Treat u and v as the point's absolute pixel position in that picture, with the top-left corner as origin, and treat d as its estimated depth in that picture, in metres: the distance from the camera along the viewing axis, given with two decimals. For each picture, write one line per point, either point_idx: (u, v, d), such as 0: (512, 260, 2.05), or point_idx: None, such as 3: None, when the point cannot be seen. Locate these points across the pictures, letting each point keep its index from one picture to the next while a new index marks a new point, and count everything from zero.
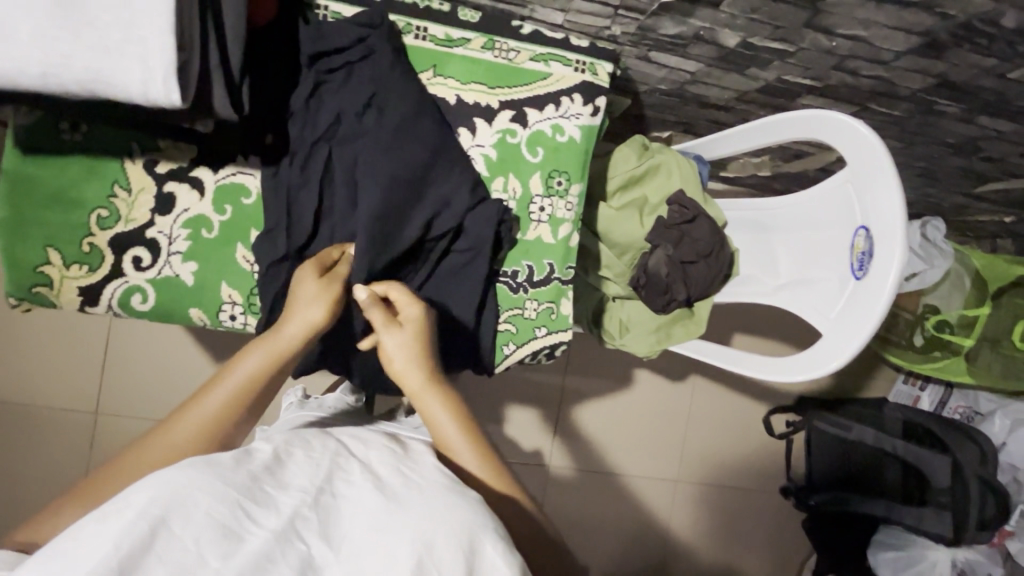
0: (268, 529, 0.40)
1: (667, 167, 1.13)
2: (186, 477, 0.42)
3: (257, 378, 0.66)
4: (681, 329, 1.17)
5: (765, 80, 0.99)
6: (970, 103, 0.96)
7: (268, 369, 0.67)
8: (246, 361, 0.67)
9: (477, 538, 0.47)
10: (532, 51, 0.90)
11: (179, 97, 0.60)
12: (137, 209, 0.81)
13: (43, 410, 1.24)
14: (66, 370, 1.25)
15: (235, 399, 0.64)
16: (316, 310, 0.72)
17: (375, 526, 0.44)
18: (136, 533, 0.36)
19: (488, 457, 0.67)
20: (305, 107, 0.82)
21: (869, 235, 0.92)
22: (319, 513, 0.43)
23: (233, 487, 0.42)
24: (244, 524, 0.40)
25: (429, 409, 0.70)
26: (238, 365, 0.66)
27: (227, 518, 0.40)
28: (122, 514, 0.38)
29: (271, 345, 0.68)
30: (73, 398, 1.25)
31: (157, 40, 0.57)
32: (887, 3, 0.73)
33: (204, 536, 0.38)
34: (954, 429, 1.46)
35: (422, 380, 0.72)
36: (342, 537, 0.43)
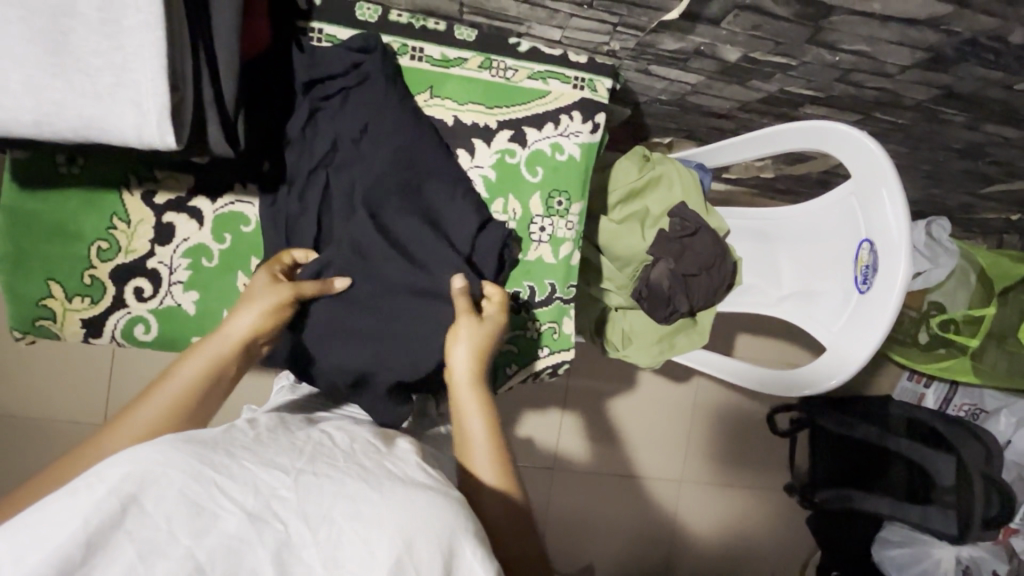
0: (242, 509, 0.41)
1: (668, 177, 1.12)
2: (158, 452, 0.42)
3: (196, 392, 0.63)
4: (685, 338, 1.16)
5: (766, 91, 0.97)
6: (976, 112, 0.95)
7: (207, 380, 0.65)
8: (185, 372, 0.64)
9: (457, 539, 0.45)
10: (530, 68, 0.88)
11: (173, 139, 0.59)
12: (136, 240, 0.81)
13: (49, 424, 1.25)
14: (72, 384, 1.26)
15: (166, 415, 0.60)
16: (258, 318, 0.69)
17: (350, 517, 0.42)
18: (106, 508, 0.38)
19: (503, 459, 0.67)
20: (302, 134, 0.81)
21: (873, 248, 0.91)
22: (298, 492, 0.43)
23: (207, 464, 0.42)
24: (217, 503, 0.41)
25: (465, 408, 0.69)
26: (177, 374, 0.63)
27: (199, 495, 0.40)
28: (93, 489, 0.39)
29: (208, 356, 0.66)
30: (79, 411, 1.26)
31: (148, 83, 0.57)
32: (891, 20, 0.71)
33: (175, 515, 0.39)
34: (962, 429, 1.43)
35: (469, 377, 0.72)
36: (320, 517, 0.42)
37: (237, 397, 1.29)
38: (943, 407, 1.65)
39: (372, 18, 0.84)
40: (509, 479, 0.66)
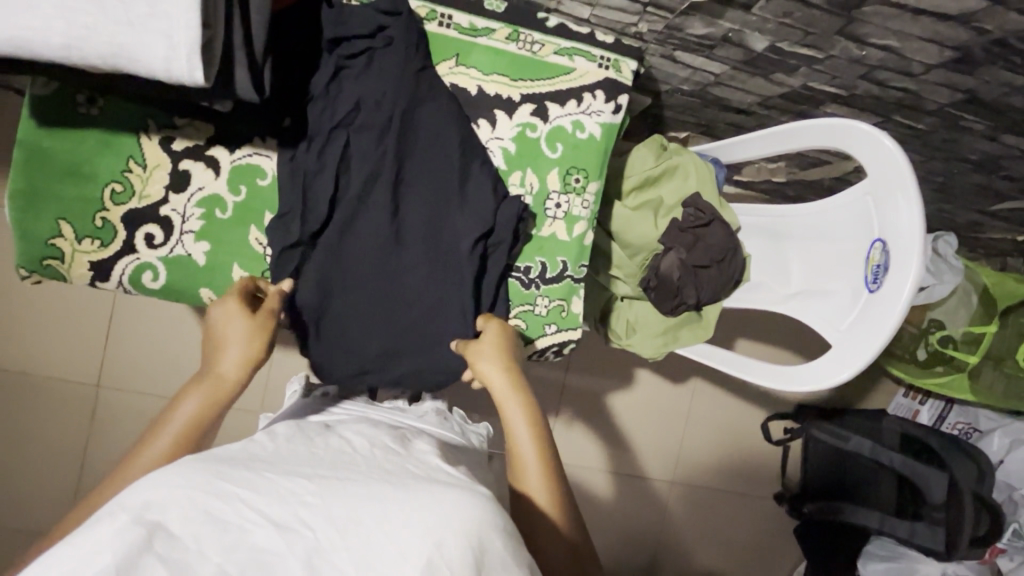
0: (269, 521, 0.40)
1: (684, 168, 1.12)
2: (184, 476, 0.42)
3: (197, 423, 0.64)
4: (689, 332, 1.16)
5: (790, 87, 0.97)
6: (996, 121, 0.95)
7: (207, 412, 0.66)
8: (184, 407, 0.65)
9: (487, 538, 0.44)
10: (558, 45, 0.89)
11: (202, 76, 0.59)
12: (151, 186, 0.81)
13: (43, 378, 1.24)
14: (68, 340, 1.25)
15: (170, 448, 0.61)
16: (250, 349, 0.71)
17: (381, 518, 0.42)
18: (132, 535, 0.37)
19: (550, 464, 0.68)
20: (325, 92, 0.80)
21: (886, 247, 0.91)
22: (323, 497, 0.43)
23: (232, 482, 0.42)
24: (243, 518, 0.40)
25: (509, 418, 0.71)
26: (177, 411, 0.65)
27: (225, 513, 0.40)
28: (116, 517, 0.38)
29: (206, 388, 0.67)
30: (73, 368, 1.25)
31: (182, 15, 0.56)
32: (922, 14, 0.71)
33: (203, 533, 0.39)
34: (955, 448, 1.45)
35: (507, 385, 0.74)
36: (349, 521, 0.41)
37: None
38: (937, 425, 1.66)
39: None
40: (557, 488, 0.67)
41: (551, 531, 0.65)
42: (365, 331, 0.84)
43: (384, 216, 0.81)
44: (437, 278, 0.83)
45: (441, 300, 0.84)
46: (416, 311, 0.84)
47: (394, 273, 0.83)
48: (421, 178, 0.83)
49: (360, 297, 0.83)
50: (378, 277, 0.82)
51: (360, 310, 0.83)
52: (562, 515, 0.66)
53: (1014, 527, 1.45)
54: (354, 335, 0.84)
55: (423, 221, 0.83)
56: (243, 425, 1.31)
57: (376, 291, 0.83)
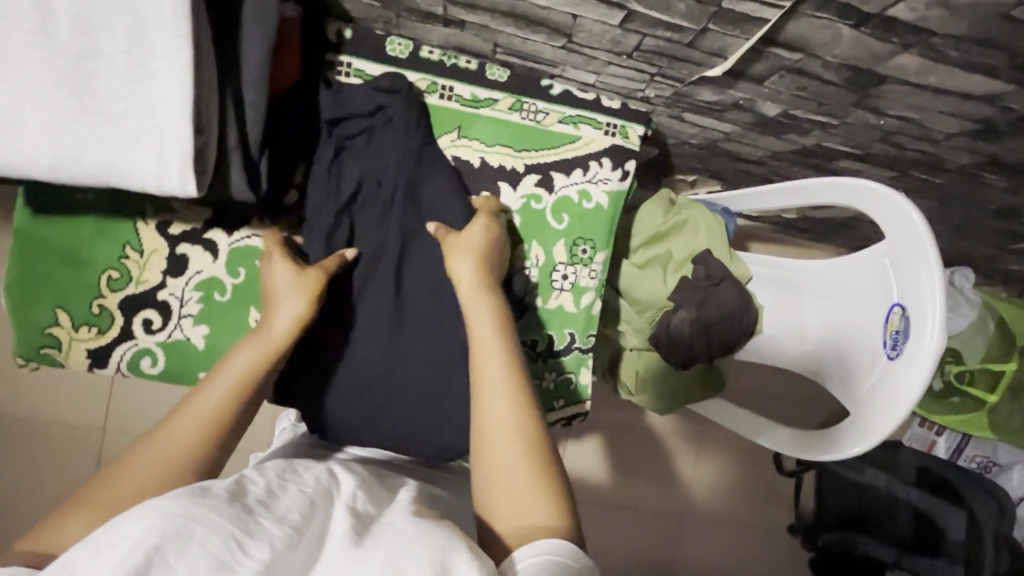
0: (257, 564, 0.38)
1: (693, 222, 1.09)
2: (177, 505, 0.40)
3: (252, 375, 0.62)
4: (703, 387, 1.13)
5: (802, 145, 0.94)
6: (1017, 179, 0.92)
7: (261, 363, 0.63)
8: (239, 357, 0.63)
9: (453, 559, 0.42)
10: (562, 112, 0.86)
11: (194, 188, 0.57)
12: (148, 271, 0.79)
13: (43, 424, 1.19)
14: (73, 386, 1.20)
15: (224, 403, 0.59)
16: (300, 303, 0.69)
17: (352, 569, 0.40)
18: (129, 563, 0.35)
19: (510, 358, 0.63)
20: (326, 174, 0.78)
21: (906, 314, 0.88)
22: (303, 559, 0.41)
23: (225, 517, 0.40)
24: (234, 558, 0.38)
25: (474, 315, 0.67)
26: (231, 359, 0.62)
27: (220, 551, 0.38)
28: (116, 546, 0.37)
29: (258, 340, 0.65)
30: (75, 414, 1.20)
31: (173, 129, 0.54)
32: (945, 93, 0.67)
33: (196, 567, 0.37)
34: (975, 482, 1.40)
35: (475, 277, 0.70)
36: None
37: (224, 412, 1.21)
38: (955, 458, 1.56)
39: (403, 55, 0.82)
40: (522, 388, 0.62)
41: (504, 427, 0.59)
42: (367, 414, 0.77)
43: (385, 291, 0.78)
44: (438, 351, 0.77)
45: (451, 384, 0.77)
46: (420, 392, 0.77)
47: (396, 351, 0.77)
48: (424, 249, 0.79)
49: (363, 382, 0.77)
50: (384, 363, 0.77)
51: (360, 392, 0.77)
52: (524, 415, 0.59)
53: None
54: (356, 422, 0.77)
55: (428, 296, 0.79)
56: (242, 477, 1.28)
57: (376, 372, 0.77)
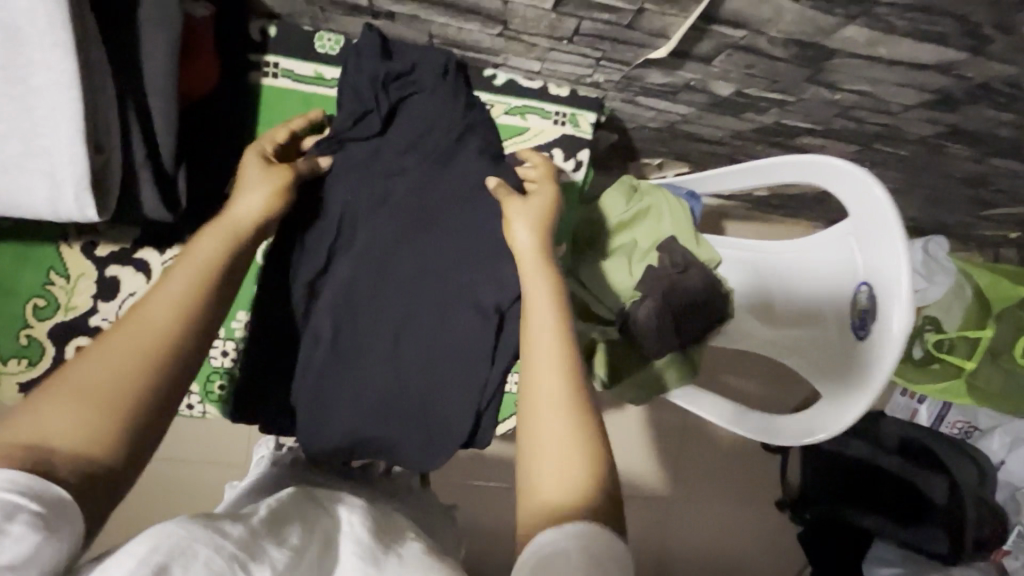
0: None
1: (656, 208, 1.06)
2: (184, 526, 0.36)
3: (194, 298, 0.48)
4: (674, 374, 1.10)
5: (762, 123, 0.91)
6: (982, 147, 0.89)
7: (201, 283, 0.50)
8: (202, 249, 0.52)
9: None
10: (508, 104, 0.84)
11: (94, 211, 0.54)
12: (77, 296, 0.75)
13: None
14: None
15: (146, 347, 0.44)
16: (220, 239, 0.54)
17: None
18: None
19: (557, 281, 0.60)
20: (363, 155, 0.78)
21: (872, 292, 0.86)
22: None
23: (231, 538, 0.37)
24: None
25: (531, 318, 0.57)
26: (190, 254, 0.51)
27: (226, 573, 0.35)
28: (120, 559, 0.32)
29: (221, 232, 0.55)
30: None
31: (63, 150, 0.50)
32: (897, 65, 0.64)
33: None
34: (955, 450, 1.41)
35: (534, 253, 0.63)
36: None
37: (188, 431, 1.15)
38: (936, 425, 1.55)
39: (334, 51, 0.78)
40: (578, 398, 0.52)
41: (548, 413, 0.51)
42: (319, 399, 0.79)
43: (407, 222, 0.80)
44: (445, 319, 0.80)
45: (447, 337, 0.80)
46: (425, 349, 0.80)
47: (414, 324, 0.80)
48: (436, 264, 0.80)
49: (382, 344, 0.79)
50: (389, 327, 0.79)
51: (316, 371, 0.79)
52: (570, 407, 0.51)
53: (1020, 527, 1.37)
54: (341, 376, 0.79)
55: (435, 267, 0.80)
56: None
57: (391, 331, 0.79)
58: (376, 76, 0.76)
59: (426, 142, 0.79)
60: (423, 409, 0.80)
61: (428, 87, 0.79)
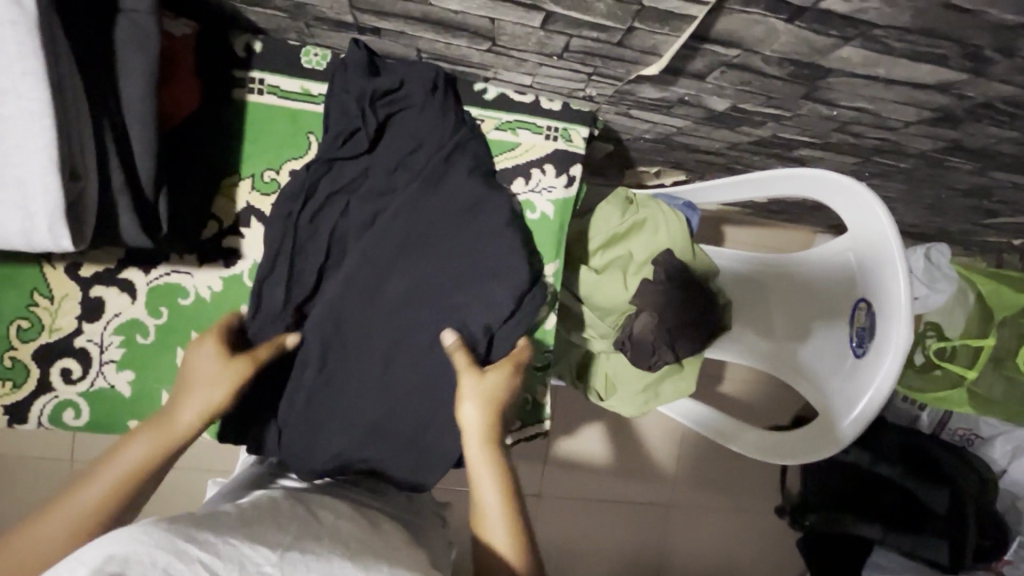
0: None
1: (652, 220, 1.05)
2: (148, 532, 0.42)
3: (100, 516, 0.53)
4: (671, 386, 1.09)
5: (758, 135, 0.89)
6: (985, 162, 0.87)
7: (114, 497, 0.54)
8: (129, 454, 0.57)
9: None
10: (499, 118, 0.82)
11: (71, 243, 0.53)
12: (62, 318, 0.74)
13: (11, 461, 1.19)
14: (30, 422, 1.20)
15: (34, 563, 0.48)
16: (152, 441, 0.58)
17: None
18: None
19: (500, 468, 0.68)
20: (353, 176, 0.77)
21: (870, 310, 0.84)
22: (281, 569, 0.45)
23: (193, 541, 0.43)
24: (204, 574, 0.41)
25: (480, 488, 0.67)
26: (120, 455, 0.56)
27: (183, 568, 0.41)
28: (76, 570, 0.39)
29: (156, 432, 0.59)
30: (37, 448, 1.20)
31: (36, 180, 0.49)
32: (895, 83, 0.62)
33: None
34: (958, 459, 1.37)
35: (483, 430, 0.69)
36: None
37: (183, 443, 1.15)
38: (938, 431, 1.51)
39: (320, 66, 0.76)
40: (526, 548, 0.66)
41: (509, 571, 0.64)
42: (308, 420, 0.78)
43: (398, 244, 0.78)
44: (436, 345, 0.79)
45: (436, 361, 0.79)
46: (415, 374, 0.79)
47: (406, 349, 0.79)
48: (427, 286, 0.79)
49: (372, 370, 0.78)
50: (378, 352, 0.78)
51: (304, 396, 0.78)
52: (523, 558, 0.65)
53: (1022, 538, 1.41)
54: (329, 402, 0.78)
55: (426, 289, 0.79)
56: None
57: (380, 357, 0.78)
58: (362, 92, 0.74)
59: (415, 159, 0.78)
60: (412, 429, 0.79)
61: (417, 103, 0.77)
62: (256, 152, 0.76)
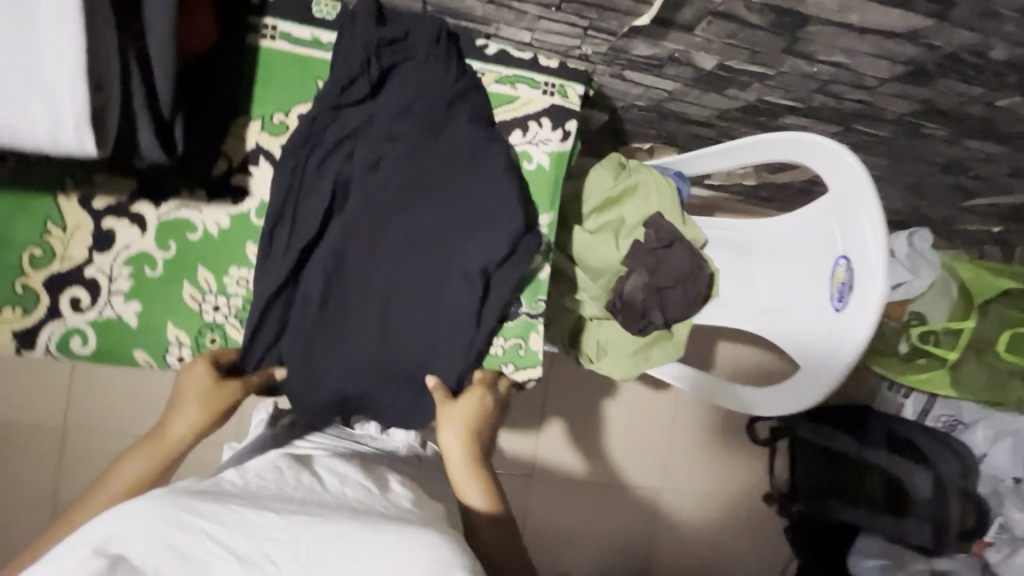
0: (233, 554, 0.46)
1: (645, 185, 1.09)
2: (161, 508, 0.48)
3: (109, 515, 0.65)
4: (660, 350, 1.12)
5: (745, 100, 0.94)
6: (958, 128, 0.92)
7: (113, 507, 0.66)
8: (126, 470, 0.69)
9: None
10: (498, 73, 0.86)
11: (93, 146, 0.55)
12: (73, 247, 0.76)
13: (24, 426, 1.24)
14: (42, 390, 1.24)
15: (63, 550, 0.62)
16: (140, 463, 0.69)
17: (350, 556, 0.46)
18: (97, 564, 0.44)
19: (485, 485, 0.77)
20: (356, 121, 0.80)
21: (850, 266, 0.88)
22: (289, 532, 0.47)
23: (195, 514, 0.48)
24: (209, 551, 0.46)
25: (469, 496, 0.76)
26: (118, 472, 0.68)
27: (184, 544, 0.46)
28: (85, 548, 0.45)
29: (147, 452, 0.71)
30: (48, 413, 1.25)
31: (65, 86, 0.52)
32: (869, 32, 0.68)
33: (169, 562, 0.45)
34: (940, 444, 1.44)
35: (461, 457, 0.78)
36: (313, 558, 0.46)
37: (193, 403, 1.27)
38: (922, 419, 1.55)
39: (330, 15, 0.80)
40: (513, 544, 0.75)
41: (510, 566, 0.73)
42: (310, 357, 0.80)
43: (399, 189, 0.81)
44: (434, 288, 0.82)
45: (434, 305, 0.82)
46: (415, 315, 0.82)
47: (405, 292, 0.82)
48: (426, 231, 0.82)
49: (372, 311, 0.81)
50: (379, 294, 0.81)
51: (305, 336, 0.80)
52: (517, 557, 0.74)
53: (1000, 521, 1.43)
54: (329, 343, 0.80)
55: (426, 234, 0.81)
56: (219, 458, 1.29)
57: (380, 299, 0.81)
58: (368, 41, 0.77)
59: (417, 108, 0.81)
60: (412, 366, 0.83)
61: (420, 53, 0.80)
62: (269, 95, 0.80)
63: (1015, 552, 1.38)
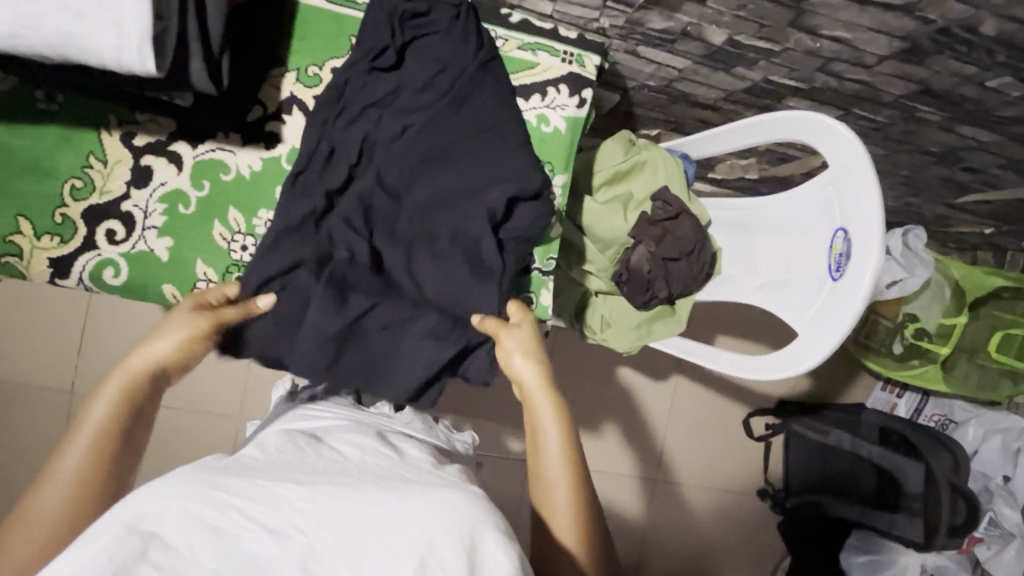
0: (261, 526, 0.41)
1: (653, 163, 1.14)
2: (189, 490, 0.44)
3: (98, 455, 0.59)
4: (663, 326, 1.16)
5: (751, 80, 0.99)
6: (952, 111, 0.98)
7: (98, 444, 0.60)
8: (95, 412, 0.63)
9: (482, 536, 0.45)
10: (521, 40, 0.91)
11: (153, 66, 0.59)
12: (112, 181, 0.80)
13: (24, 386, 1.24)
14: (44, 347, 1.24)
15: (70, 496, 0.56)
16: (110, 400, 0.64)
17: (380, 516, 0.43)
18: (126, 546, 0.38)
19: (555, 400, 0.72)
20: (382, 86, 0.83)
21: (848, 236, 0.92)
22: (315, 504, 0.44)
23: (222, 490, 0.44)
24: (238, 524, 0.41)
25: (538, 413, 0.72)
26: (86, 417, 0.62)
27: (214, 518, 0.41)
28: (107, 532, 0.39)
29: (119, 386, 0.66)
30: (49, 374, 1.25)
31: (132, 5, 0.57)
32: (869, 5, 0.76)
33: (197, 540, 0.40)
34: (930, 438, 1.42)
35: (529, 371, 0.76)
36: (342, 525, 0.42)
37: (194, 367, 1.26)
38: (914, 418, 1.60)
39: None
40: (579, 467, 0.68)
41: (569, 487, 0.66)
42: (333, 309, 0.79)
43: (423, 152, 0.83)
44: (454, 245, 0.82)
45: (454, 261, 0.82)
46: (435, 270, 0.81)
47: (427, 248, 0.83)
48: (447, 192, 0.83)
49: (396, 263, 0.82)
50: (401, 247, 0.83)
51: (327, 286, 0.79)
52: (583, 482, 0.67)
53: (990, 516, 1.36)
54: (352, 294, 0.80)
55: (447, 194, 0.83)
56: (218, 425, 1.29)
57: (403, 251, 0.82)
58: (393, 15, 0.81)
59: (441, 78, 0.83)
60: (434, 325, 0.83)
61: (442, 27, 0.84)
62: (304, 49, 0.84)
63: (1004, 547, 1.34)
